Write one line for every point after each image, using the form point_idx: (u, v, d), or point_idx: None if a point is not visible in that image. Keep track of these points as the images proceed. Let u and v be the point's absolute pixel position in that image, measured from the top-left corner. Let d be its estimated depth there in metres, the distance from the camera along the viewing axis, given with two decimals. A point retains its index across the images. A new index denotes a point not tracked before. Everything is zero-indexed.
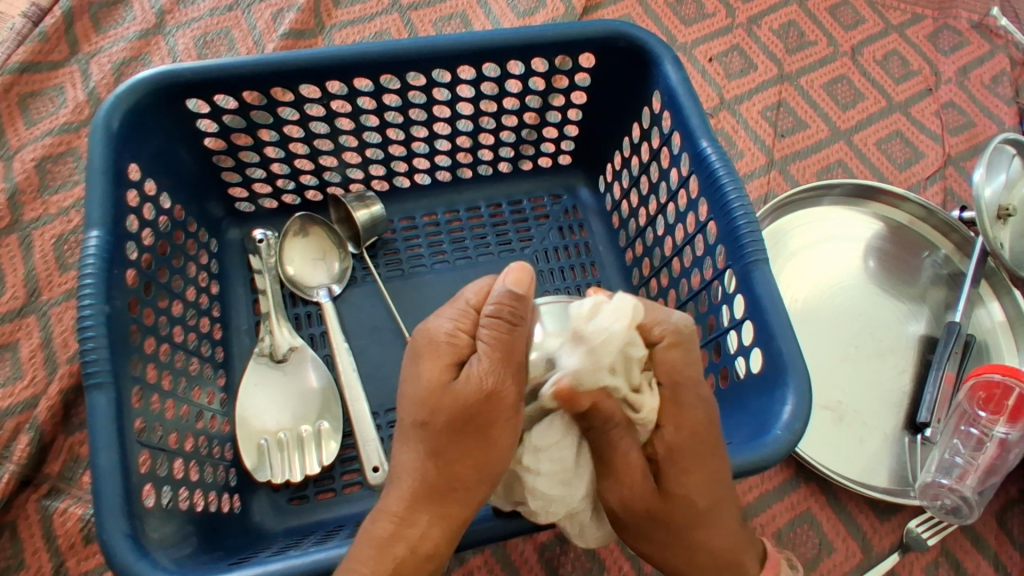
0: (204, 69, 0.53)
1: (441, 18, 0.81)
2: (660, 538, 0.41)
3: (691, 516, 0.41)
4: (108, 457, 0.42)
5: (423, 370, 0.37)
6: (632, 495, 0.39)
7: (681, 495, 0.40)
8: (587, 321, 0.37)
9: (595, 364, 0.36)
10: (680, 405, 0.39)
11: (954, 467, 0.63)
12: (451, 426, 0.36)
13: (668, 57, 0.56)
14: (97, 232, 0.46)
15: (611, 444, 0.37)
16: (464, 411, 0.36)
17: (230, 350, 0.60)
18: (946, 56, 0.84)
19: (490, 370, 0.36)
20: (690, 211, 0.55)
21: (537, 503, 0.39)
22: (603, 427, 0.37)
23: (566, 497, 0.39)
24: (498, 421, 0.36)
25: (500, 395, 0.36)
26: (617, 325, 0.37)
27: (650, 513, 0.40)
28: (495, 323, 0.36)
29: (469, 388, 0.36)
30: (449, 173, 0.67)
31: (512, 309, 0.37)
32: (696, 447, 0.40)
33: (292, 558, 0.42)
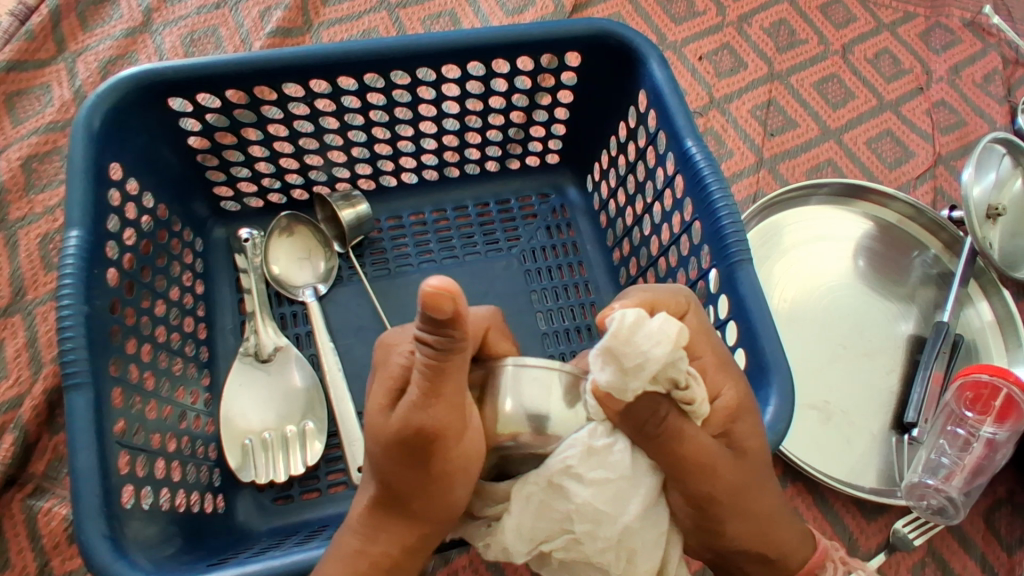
0: (187, 68, 0.52)
1: (430, 16, 0.80)
2: (749, 523, 0.37)
3: (766, 488, 0.38)
4: (87, 458, 0.41)
5: (371, 391, 0.36)
6: (713, 470, 0.35)
7: (749, 465, 0.37)
8: (626, 341, 0.30)
9: (626, 385, 0.31)
10: (721, 372, 0.38)
11: (940, 468, 0.63)
12: (393, 456, 0.34)
13: (654, 56, 0.55)
14: (77, 231, 0.46)
15: (678, 420, 0.34)
16: (397, 443, 0.33)
17: (215, 350, 0.60)
18: (937, 54, 0.84)
19: (419, 400, 0.32)
20: (677, 210, 0.55)
21: (585, 525, 0.36)
22: (659, 415, 0.34)
23: (616, 516, 0.35)
24: (438, 451, 0.33)
25: (434, 428, 0.33)
26: (656, 348, 0.30)
27: (737, 487, 0.36)
28: (426, 350, 0.31)
29: (399, 422, 0.33)
30: (436, 172, 0.66)
31: (437, 330, 0.30)
32: (745, 407, 0.38)
33: (272, 558, 0.42)
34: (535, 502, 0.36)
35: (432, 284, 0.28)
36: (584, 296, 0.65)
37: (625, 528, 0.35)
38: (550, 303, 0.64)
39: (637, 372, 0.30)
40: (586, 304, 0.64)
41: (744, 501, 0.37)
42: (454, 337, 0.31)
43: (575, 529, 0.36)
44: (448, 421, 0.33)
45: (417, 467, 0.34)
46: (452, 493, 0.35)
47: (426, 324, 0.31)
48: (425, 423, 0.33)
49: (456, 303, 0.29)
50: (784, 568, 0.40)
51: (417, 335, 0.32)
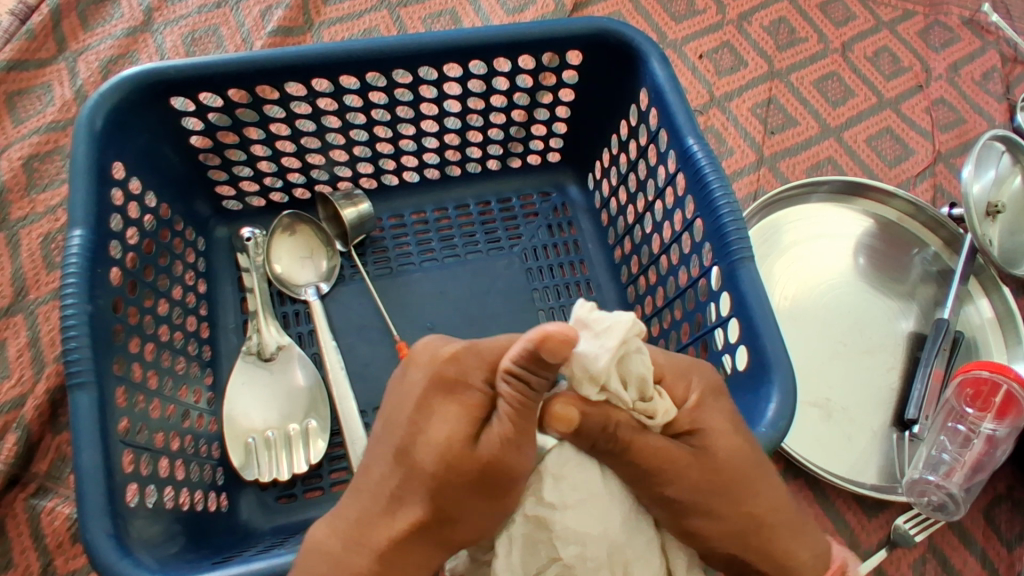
0: (189, 67, 0.52)
1: (431, 15, 0.81)
2: (732, 523, 0.36)
3: (749, 485, 0.37)
4: (91, 457, 0.41)
5: (438, 415, 0.34)
6: (672, 470, 0.35)
7: (722, 462, 0.37)
8: (592, 311, 0.33)
9: (600, 351, 0.32)
10: (681, 379, 0.39)
11: (941, 464, 0.64)
12: (472, 487, 0.34)
13: (655, 55, 0.55)
14: (80, 231, 0.46)
15: (628, 430, 0.35)
16: (480, 474, 0.33)
17: (218, 349, 0.60)
18: (936, 52, 0.84)
19: (511, 434, 0.33)
20: (678, 208, 0.55)
21: (573, 550, 0.34)
22: (609, 429, 0.34)
23: (596, 531, 0.34)
24: (513, 488, 0.34)
25: (520, 469, 0.34)
26: (624, 317, 0.33)
27: (705, 486, 0.36)
28: (516, 382, 0.32)
29: (490, 453, 0.33)
30: (437, 170, 0.66)
31: (539, 370, 0.31)
32: (710, 404, 0.38)
33: (276, 556, 0.42)
34: (520, 538, 0.35)
35: (560, 332, 0.30)
36: (586, 294, 0.65)
37: (610, 542, 0.34)
38: (552, 301, 0.64)
39: (608, 336, 0.32)
40: None
41: (720, 500, 0.36)
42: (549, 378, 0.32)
43: (563, 556, 0.34)
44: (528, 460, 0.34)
45: (486, 497, 0.34)
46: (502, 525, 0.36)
47: (527, 360, 0.31)
48: (517, 462, 0.33)
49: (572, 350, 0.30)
50: (796, 569, 0.38)
51: (506, 367, 0.32)
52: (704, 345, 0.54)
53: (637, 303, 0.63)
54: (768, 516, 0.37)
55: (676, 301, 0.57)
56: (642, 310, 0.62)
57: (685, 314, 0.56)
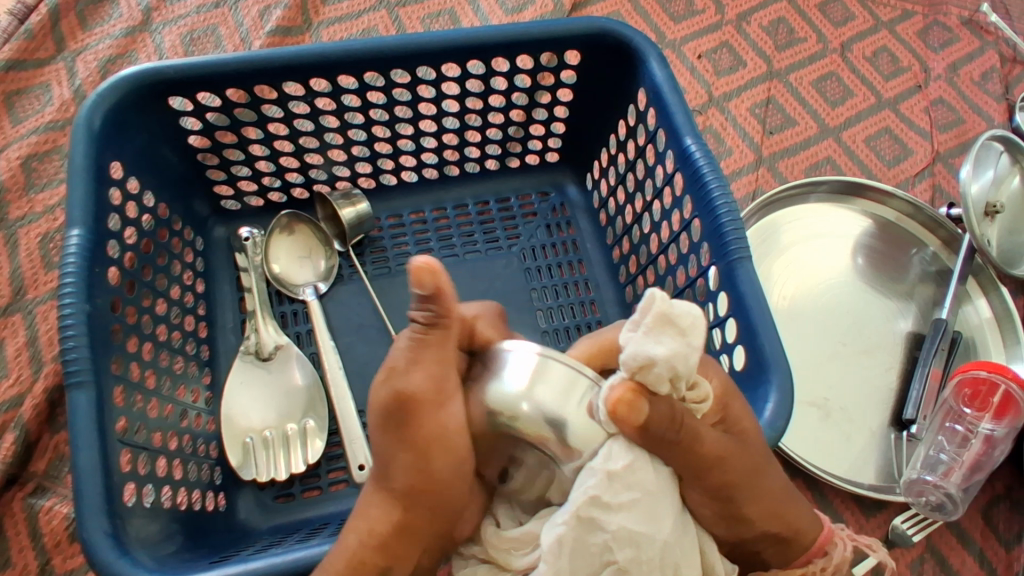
0: (187, 67, 0.52)
1: (430, 15, 0.81)
2: (764, 505, 0.37)
3: (772, 467, 0.38)
4: (88, 456, 0.42)
5: (371, 372, 0.38)
6: (727, 456, 0.35)
7: (755, 448, 0.38)
8: (672, 308, 0.30)
9: (687, 350, 0.31)
10: (705, 368, 0.39)
11: (939, 464, 0.64)
12: (381, 424, 0.35)
13: (654, 54, 0.55)
14: (78, 230, 0.46)
15: (692, 418, 0.34)
16: (384, 408, 0.35)
17: (216, 348, 0.60)
18: (935, 52, 0.84)
19: (402, 365, 0.35)
20: (676, 208, 0.55)
21: (626, 552, 0.33)
22: (677, 420, 0.33)
23: (655, 535, 0.33)
24: (417, 418, 0.34)
25: (409, 393, 0.34)
26: (696, 312, 0.31)
27: (751, 470, 0.36)
28: (414, 325, 0.35)
29: (384, 385, 0.35)
30: (436, 170, 0.67)
31: (426, 306, 0.34)
32: (734, 397, 0.39)
33: (273, 556, 0.42)
34: (567, 543, 0.33)
35: (419, 259, 0.33)
36: (584, 294, 0.65)
37: (665, 546, 0.33)
38: (551, 301, 0.64)
39: (687, 337, 0.30)
40: (586, 302, 0.64)
41: (758, 485, 0.36)
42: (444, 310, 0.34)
43: (617, 558, 0.33)
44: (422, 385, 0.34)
45: (398, 434, 0.35)
46: (434, 465, 0.35)
47: (416, 301, 0.34)
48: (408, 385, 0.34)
49: (436, 277, 0.33)
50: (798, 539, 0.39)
51: (407, 314, 0.35)
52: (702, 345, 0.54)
53: (635, 303, 0.63)
54: (786, 493, 0.38)
55: None
56: None
57: None
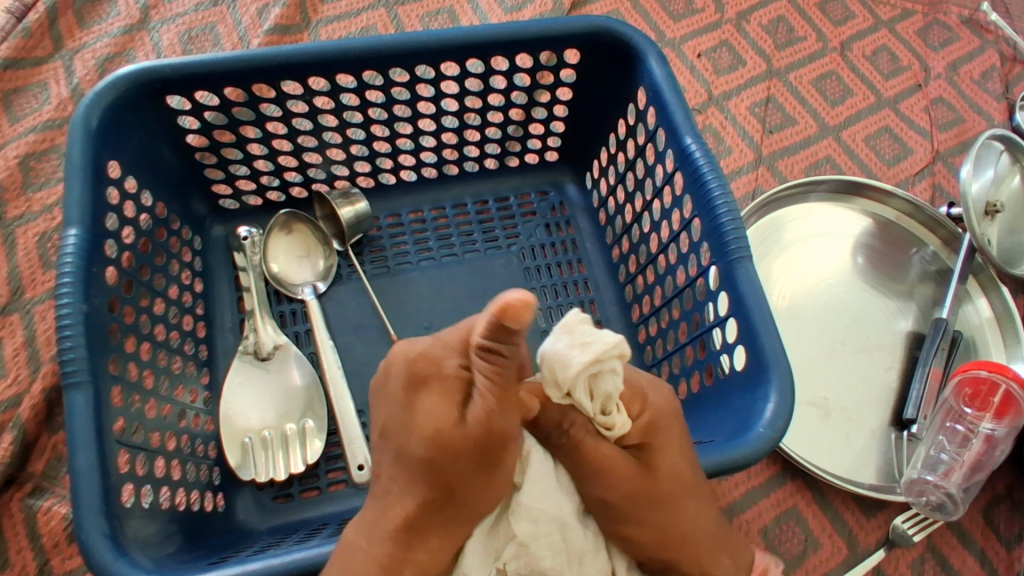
0: (186, 66, 0.52)
1: (428, 14, 0.80)
2: (654, 532, 0.36)
3: (681, 505, 0.37)
4: (86, 456, 0.41)
5: (419, 409, 0.31)
6: (613, 477, 0.35)
7: (664, 481, 0.36)
8: (581, 322, 0.32)
9: (570, 358, 0.31)
10: (639, 396, 0.37)
11: (939, 464, 0.63)
12: (472, 466, 0.32)
13: (653, 53, 0.55)
14: (75, 230, 0.46)
15: (585, 432, 0.35)
16: (481, 450, 0.31)
17: (214, 348, 0.60)
18: (935, 51, 0.84)
19: (494, 408, 0.31)
20: (676, 208, 0.55)
21: (526, 529, 0.35)
22: (563, 426, 0.35)
23: (551, 511, 0.35)
24: (507, 456, 0.32)
25: (508, 432, 0.32)
26: (609, 334, 0.32)
27: (636, 498, 0.35)
28: (488, 359, 0.30)
29: (479, 431, 0.31)
30: (435, 169, 0.66)
31: (504, 341, 0.29)
32: (668, 424, 0.38)
33: (272, 557, 0.42)
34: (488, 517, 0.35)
35: (519, 296, 0.27)
36: (583, 293, 0.65)
37: (563, 526, 0.35)
38: (550, 300, 0.64)
39: (584, 349, 0.31)
40: (586, 302, 0.64)
41: (651, 511, 0.36)
42: (520, 348, 0.30)
43: (518, 535, 0.35)
44: (512, 424, 0.32)
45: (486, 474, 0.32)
46: (501, 498, 0.34)
47: (492, 333, 0.29)
48: (507, 429, 0.31)
49: (535, 317, 0.28)
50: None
51: (478, 345, 0.30)
52: (702, 345, 0.53)
53: (634, 302, 0.63)
54: (689, 534, 0.37)
55: (674, 301, 0.57)
56: (640, 310, 0.62)
57: (683, 313, 0.56)
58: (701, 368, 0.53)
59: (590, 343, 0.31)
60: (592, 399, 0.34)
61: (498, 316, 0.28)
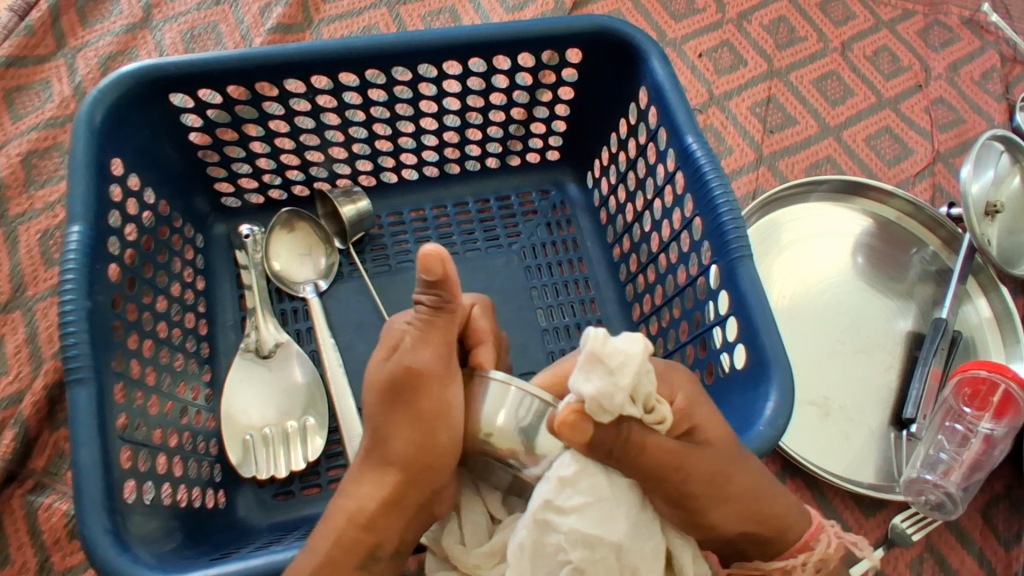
0: (189, 64, 0.52)
1: (430, 13, 0.80)
2: (734, 508, 0.37)
3: (742, 471, 0.38)
4: (89, 452, 0.41)
5: (369, 360, 0.40)
6: (686, 467, 0.36)
7: (721, 452, 0.37)
8: (606, 345, 0.31)
9: (614, 388, 0.32)
10: (666, 382, 0.39)
11: (938, 463, 0.64)
12: (384, 399, 0.38)
13: (656, 53, 0.55)
14: (79, 227, 0.46)
15: (641, 433, 0.35)
16: (396, 381, 0.38)
17: (215, 346, 0.60)
18: (936, 52, 0.84)
19: (414, 346, 0.38)
20: (677, 207, 0.55)
21: (579, 553, 0.35)
22: (621, 438, 0.34)
23: (606, 539, 0.34)
24: (423, 393, 0.38)
25: (421, 368, 0.38)
26: (636, 347, 0.32)
27: (712, 480, 0.36)
28: (422, 307, 0.38)
29: (394, 365, 0.38)
30: (436, 168, 0.67)
31: (430, 289, 0.37)
32: (698, 402, 0.39)
33: (273, 553, 0.42)
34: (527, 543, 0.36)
35: (429, 248, 0.36)
36: (584, 292, 0.65)
37: (619, 548, 0.35)
38: (551, 299, 0.64)
39: (619, 371, 0.32)
40: (586, 301, 0.64)
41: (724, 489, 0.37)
42: (450, 292, 0.38)
43: (571, 558, 0.35)
44: (433, 360, 0.38)
45: (401, 407, 0.38)
46: (436, 438, 0.38)
47: (424, 286, 0.38)
48: (416, 363, 0.38)
49: (443, 264, 0.36)
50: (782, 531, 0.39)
51: (415, 297, 0.39)
52: (702, 344, 0.54)
53: (635, 301, 0.63)
54: (762, 497, 0.38)
55: (675, 300, 0.57)
56: (641, 309, 0.62)
57: (684, 312, 0.56)
58: (702, 366, 0.54)
59: (620, 371, 0.32)
60: (636, 403, 0.34)
61: (419, 269, 0.37)
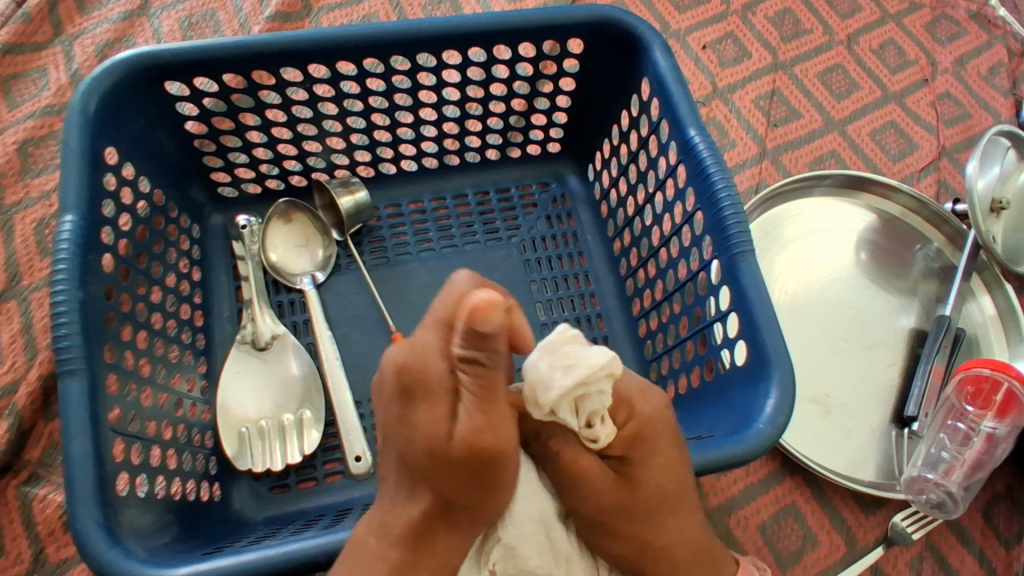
0: (185, 51, 0.52)
1: (431, 2, 0.79)
2: (628, 545, 0.38)
3: (665, 512, 0.38)
4: (81, 444, 0.41)
5: (419, 417, 0.32)
6: (591, 494, 0.36)
7: (650, 492, 0.37)
8: (565, 343, 0.32)
9: (551, 381, 0.32)
10: (626, 405, 0.36)
11: (940, 462, 0.63)
12: (460, 476, 0.32)
13: (658, 44, 0.55)
14: (72, 216, 0.45)
15: (563, 442, 0.36)
16: (470, 464, 0.31)
17: (212, 337, 0.60)
18: (942, 46, 0.83)
19: (482, 422, 0.31)
20: (678, 200, 0.54)
21: (524, 538, 0.36)
22: (543, 437, 0.37)
23: (541, 513, 0.37)
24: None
25: (500, 449, 0.31)
26: (596, 359, 0.32)
27: (616, 510, 0.37)
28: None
29: (463, 444, 0.31)
30: (436, 160, 0.66)
31: (479, 345, 0.30)
32: (656, 434, 0.37)
33: (267, 548, 0.41)
34: (482, 540, 0.37)
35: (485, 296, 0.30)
36: (584, 286, 0.64)
37: (547, 525, 0.37)
38: (550, 293, 0.63)
39: (567, 372, 0.32)
40: (586, 295, 0.64)
41: (628, 517, 0.37)
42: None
43: (503, 538, 0.36)
44: (505, 439, 0.31)
45: (479, 484, 0.33)
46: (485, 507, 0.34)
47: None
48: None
49: (502, 311, 0.30)
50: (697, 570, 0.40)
51: None
52: (702, 340, 0.53)
53: (635, 296, 0.62)
54: (669, 546, 0.38)
55: (675, 295, 0.56)
56: (641, 304, 0.62)
57: (685, 308, 0.55)
58: (702, 363, 0.53)
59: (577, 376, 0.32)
60: (578, 415, 0.34)
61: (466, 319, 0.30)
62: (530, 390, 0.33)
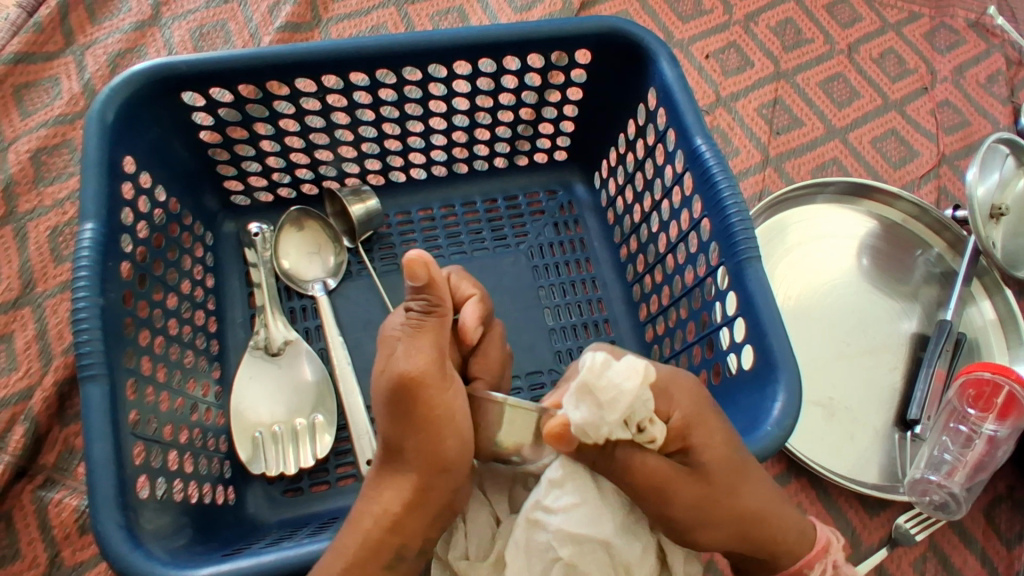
0: (200, 62, 0.53)
1: (438, 12, 0.81)
2: (727, 532, 0.39)
3: (737, 491, 0.38)
4: (102, 448, 0.42)
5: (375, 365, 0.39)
6: (669, 489, 0.37)
7: (720, 475, 0.38)
8: (600, 377, 0.33)
9: (599, 419, 0.34)
10: (666, 396, 0.38)
11: (943, 464, 0.64)
12: (395, 414, 0.37)
13: (664, 55, 0.56)
14: (91, 224, 0.46)
15: (627, 453, 0.37)
16: (391, 391, 0.37)
17: (225, 343, 0.60)
18: (942, 54, 0.84)
19: (408, 351, 0.37)
20: (685, 208, 0.55)
21: (568, 550, 0.38)
22: (606, 450, 0.37)
23: (594, 535, 0.38)
24: (420, 398, 0.36)
25: (420, 373, 0.37)
26: (629, 383, 0.33)
27: (699, 505, 0.37)
28: (413, 313, 0.39)
29: (391, 374, 0.37)
30: (445, 167, 0.67)
31: (420, 299, 0.39)
32: (701, 419, 0.38)
33: (285, 549, 0.42)
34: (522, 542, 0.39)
35: (413, 254, 0.38)
36: (590, 292, 0.65)
37: (607, 544, 0.38)
38: (558, 299, 0.64)
39: (608, 407, 0.34)
40: (593, 300, 0.65)
41: (711, 507, 0.38)
42: (439, 293, 0.39)
43: (563, 556, 0.38)
44: (426, 366, 0.37)
45: (407, 416, 0.37)
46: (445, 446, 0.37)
47: (412, 293, 0.39)
48: (407, 367, 0.37)
49: (428, 267, 0.38)
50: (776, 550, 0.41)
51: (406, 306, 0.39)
52: (709, 344, 0.54)
53: (642, 302, 0.63)
54: (755, 517, 0.39)
55: (682, 300, 0.57)
56: (647, 309, 0.63)
57: (691, 312, 0.56)
58: (708, 367, 0.54)
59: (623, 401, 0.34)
60: (628, 426, 0.36)
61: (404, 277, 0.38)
62: (579, 422, 0.35)
